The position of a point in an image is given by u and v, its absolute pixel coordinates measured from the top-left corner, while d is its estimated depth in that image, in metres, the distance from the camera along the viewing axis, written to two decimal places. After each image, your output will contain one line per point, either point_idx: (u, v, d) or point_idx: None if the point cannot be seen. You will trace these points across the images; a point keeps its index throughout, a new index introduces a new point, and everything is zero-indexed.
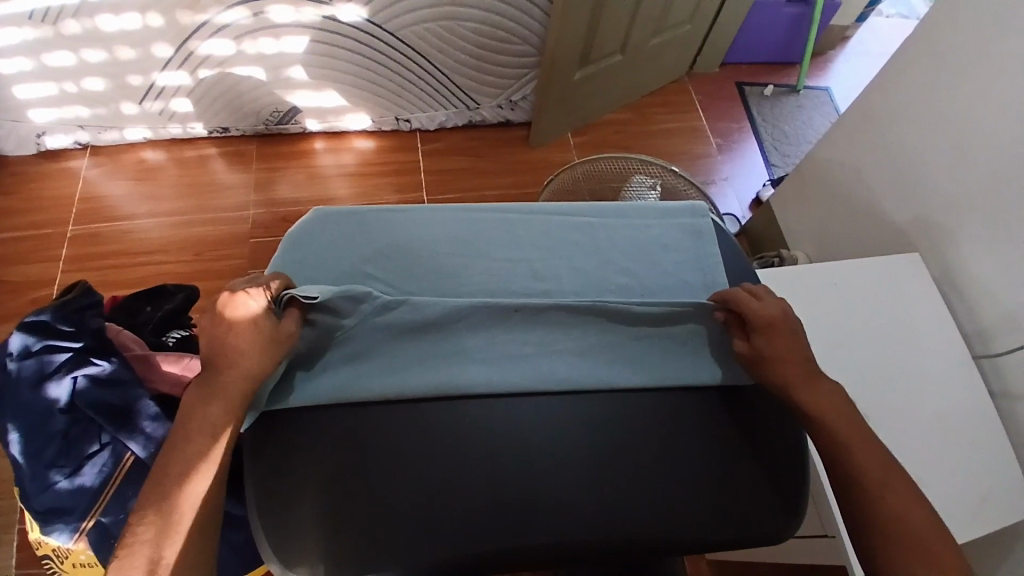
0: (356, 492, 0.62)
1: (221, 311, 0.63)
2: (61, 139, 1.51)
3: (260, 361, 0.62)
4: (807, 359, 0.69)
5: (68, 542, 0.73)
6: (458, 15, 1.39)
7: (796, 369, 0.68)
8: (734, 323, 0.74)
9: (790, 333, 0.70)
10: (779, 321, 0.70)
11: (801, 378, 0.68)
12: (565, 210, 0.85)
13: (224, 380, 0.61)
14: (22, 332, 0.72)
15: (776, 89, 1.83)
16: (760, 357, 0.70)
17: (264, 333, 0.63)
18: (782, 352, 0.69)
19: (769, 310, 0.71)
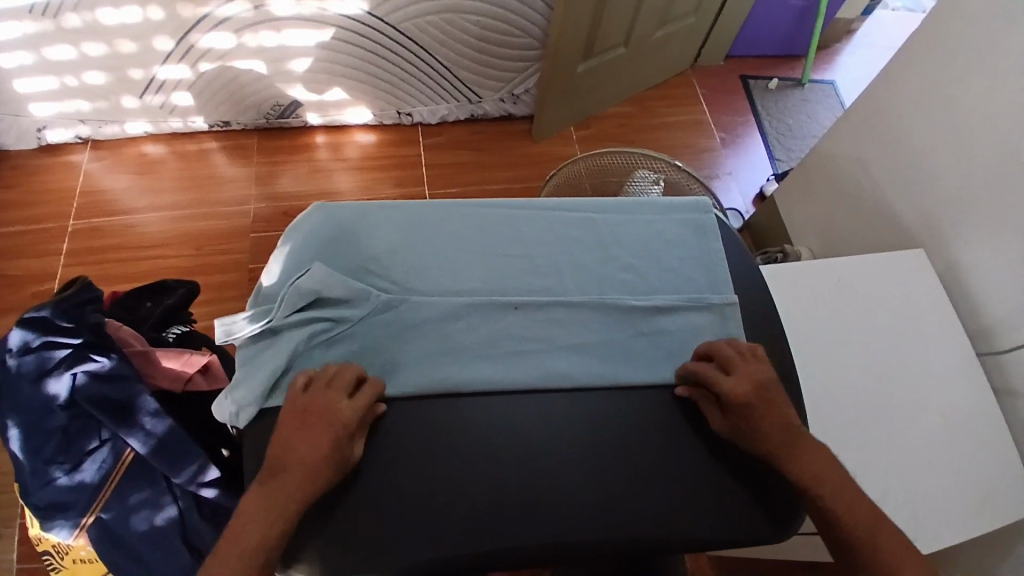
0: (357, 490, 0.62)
1: (312, 411, 0.61)
2: (62, 133, 1.50)
3: (326, 482, 0.59)
4: (788, 428, 0.64)
5: (68, 538, 0.73)
6: (460, 7, 1.37)
7: (775, 440, 0.63)
8: (705, 398, 0.69)
9: (768, 407, 0.64)
10: (755, 396, 0.65)
11: (785, 448, 0.63)
12: (568, 202, 0.84)
13: (286, 487, 0.57)
14: (21, 327, 0.72)
15: (781, 83, 1.81)
16: (740, 433, 0.65)
17: (339, 454, 0.60)
18: (762, 429, 0.64)
19: (742, 384, 0.65)
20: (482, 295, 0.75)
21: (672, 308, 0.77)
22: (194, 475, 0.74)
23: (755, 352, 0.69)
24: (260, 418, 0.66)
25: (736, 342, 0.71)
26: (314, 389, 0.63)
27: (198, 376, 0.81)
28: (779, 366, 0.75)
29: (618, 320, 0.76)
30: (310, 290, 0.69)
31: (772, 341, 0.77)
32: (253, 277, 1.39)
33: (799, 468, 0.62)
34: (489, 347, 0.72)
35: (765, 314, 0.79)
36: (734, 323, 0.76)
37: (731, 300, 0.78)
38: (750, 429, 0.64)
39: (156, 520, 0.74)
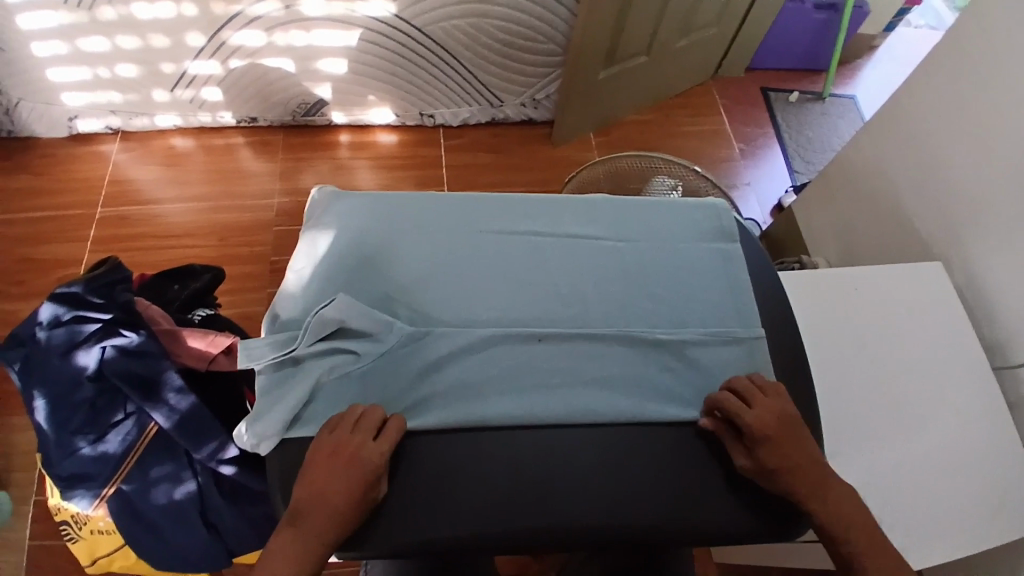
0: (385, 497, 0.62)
1: (337, 456, 0.60)
2: (92, 124, 1.55)
3: (349, 526, 0.58)
4: (818, 467, 0.63)
5: (88, 508, 0.75)
6: (485, 12, 1.39)
7: (801, 476, 0.62)
8: (729, 435, 0.66)
9: (789, 444, 0.63)
10: (779, 432, 0.63)
11: (812, 486, 0.62)
12: (595, 225, 0.79)
13: (311, 534, 0.57)
14: (52, 302, 0.74)
15: (801, 96, 1.82)
16: (765, 472, 0.63)
17: (366, 495, 0.59)
18: (786, 464, 0.62)
19: (766, 419, 0.64)
20: (497, 300, 0.72)
21: (694, 315, 0.74)
22: (213, 451, 0.76)
23: (781, 386, 0.68)
24: (283, 447, 0.64)
25: (765, 377, 0.69)
26: (340, 431, 0.62)
27: (222, 357, 0.81)
28: (794, 368, 0.75)
29: (645, 354, 0.72)
30: (333, 320, 0.67)
31: (789, 341, 0.76)
32: (274, 269, 1.41)
33: (821, 506, 0.61)
34: (504, 358, 0.70)
35: (783, 313, 0.78)
36: (762, 357, 0.73)
37: (759, 334, 0.74)
38: (776, 464, 0.62)
39: (175, 494, 0.77)
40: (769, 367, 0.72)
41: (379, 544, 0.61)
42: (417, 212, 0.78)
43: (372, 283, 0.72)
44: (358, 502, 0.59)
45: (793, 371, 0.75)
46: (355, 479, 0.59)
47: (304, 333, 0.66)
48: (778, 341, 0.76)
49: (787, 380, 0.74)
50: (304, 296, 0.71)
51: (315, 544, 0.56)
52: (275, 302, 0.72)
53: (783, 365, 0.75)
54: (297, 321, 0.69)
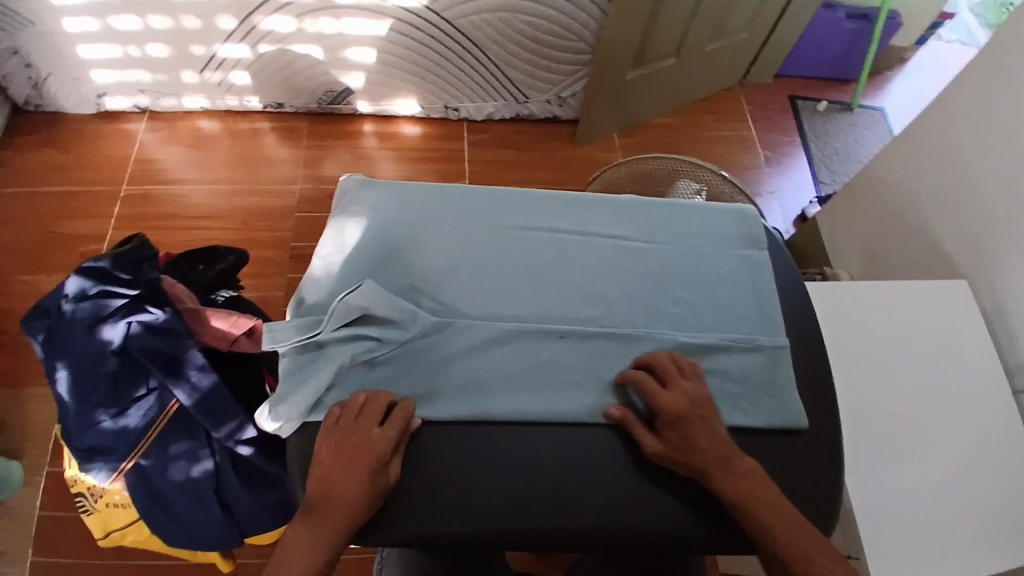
0: (396, 485, 0.62)
1: (343, 446, 0.60)
2: (121, 102, 1.56)
3: (363, 515, 0.59)
4: (724, 445, 0.63)
5: (105, 481, 0.77)
6: (515, 7, 1.39)
7: (710, 455, 0.62)
8: (636, 419, 0.65)
9: (697, 425, 0.63)
10: (687, 412, 0.64)
11: (719, 464, 0.62)
12: (620, 225, 0.78)
13: (326, 524, 0.58)
14: (79, 276, 0.74)
15: (830, 105, 1.80)
16: (675, 450, 0.63)
17: (375, 483, 0.59)
18: (695, 444, 0.62)
19: (679, 400, 0.64)
20: (521, 296, 0.72)
21: (720, 321, 0.74)
22: (232, 432, 0.77)
23: (697, 365, 0.69)
24: (303, 431, 0.65)
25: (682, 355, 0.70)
26: (344, 420, 0.62)
27: (244, 338, 0.81)
28: (817, 379, 0.74)
29: None
30: (357, 307, 0.67)
31: (813, 352, 0.75)
32: (293, 255, 1.42)
33: (733, 483, 0.61)
34: (526, 353, 0.70)
35: (808, 323, 0.77)
36: (784, 367, 0.72)
37: (783, 344, 0.73)
38: (681, 441, 0.63)
39: (192, 471, 0.78)
40: (793, 381, 0.72)
41: (397, 530, 0.61)
42: (444, 204, 0.78)
43: (397, 272, 0.72)
44: (369, 490, 0.59)
45: (816, 382, 0.74)
46: (363, 468, 0.59)
47: (329, 318, 0.67)
48: (802, 351, 0.75)
49: (808, 391, 0.73)
50: (330, 282, 0.71)
51: (329, 533, 0.58)
52: (300, 285, 0.72)
53: (806, 376, 0.74)
54: (322, 306, 0.69)
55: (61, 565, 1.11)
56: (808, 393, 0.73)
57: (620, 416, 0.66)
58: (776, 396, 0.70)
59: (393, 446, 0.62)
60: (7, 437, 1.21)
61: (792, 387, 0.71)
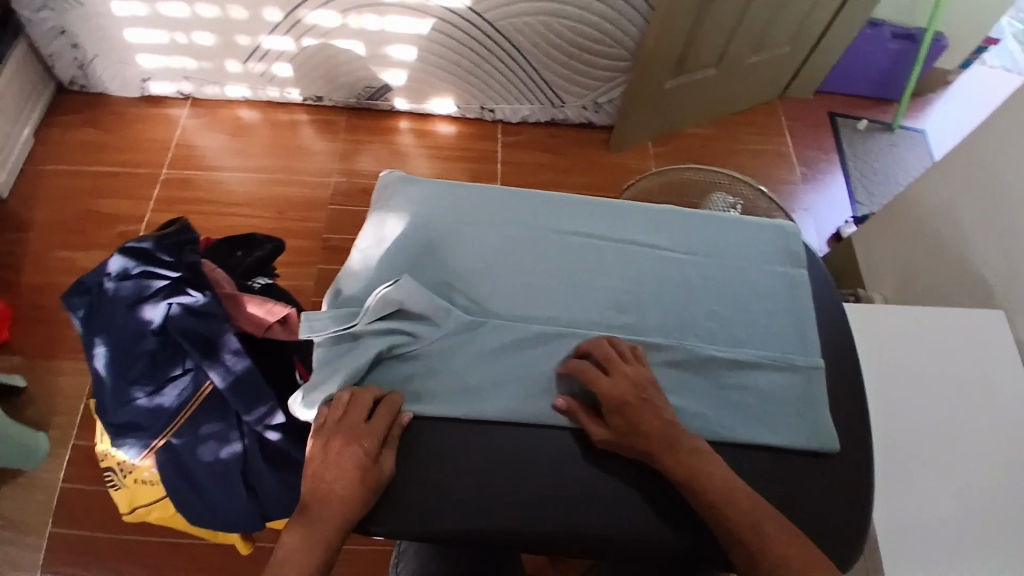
0: (391, 479, 0.62)
1: (333, 445, 0.61)
2: (166, 87, 1.60)
3: (358, 511, 0.59)
4: (672, 429, 0.63)
5: (136, 457, 0.78)
6: (558, 11, 1.39)
7: (655, 437, 0.62)
8: (581, 408, 0.66)
9: (638, 407, 0.63)
10: (631, 399, 0.64)
11: (666, 447, 0.62)
12: (657, 233, 0.78)
13: (321, 521, 0.59)
14: (122, 256, 0.77)
15: (870, 125, 1.77)
16: (622, 438, 0.63)
17: (366, 478, 0.60)
18: (641, 428, 0.62)
19: (620, 386, 0.64)
20: (556, 298, 0.73)
21: (753, 336, 0.73)
22: (262, 416, 0.78)
23: (640, 351, 0.69)
24: None
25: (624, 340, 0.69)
26: (331, 418, 0.63)
27: (278, 326, 0.82)
28: (850, 402, 0.73)
29: (701, 369, 0.71)
30: (393, 301, 0.68)
31: (848, 374, 0.74)
32: (325, 246, 1.44)
33: (682, 463, 0.61)
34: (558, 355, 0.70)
35: (843, 344, 0.76)
36: (818, 389, 0.71)
37: (818, 364, 0.72)
38: (628, 428, 0.63)
39: (220, 453, 0.79)
40: (827, 403, 0.71)
41: (424, 525, 0.61)
42: (484, 203, 0.78)
43: (435, 268, 0.73)
44: (360, 484, 0.59)
45: (849, 404, 0.73)
46: (352, 463, 0.60)
47: (365, 310, 0.67)
48: (835, 371, 0.74)
49: (841, 413, 0.72)
50: (368, 275, 0.72)
51: (324, 531, 0.59)
52: (339, 275, 0.74)
53: (839, 398, 0.73)
54: (359, 297, 0.71)
55: (84, 536, 1.13)
56: (840, 415, 0.72)
57: (564, 405, 0.66)
58: (809, 417, 0.69)
59: (382, 440, 0.62)
60: (36, 408, 1.24)
61: (825, 408, 0.70)
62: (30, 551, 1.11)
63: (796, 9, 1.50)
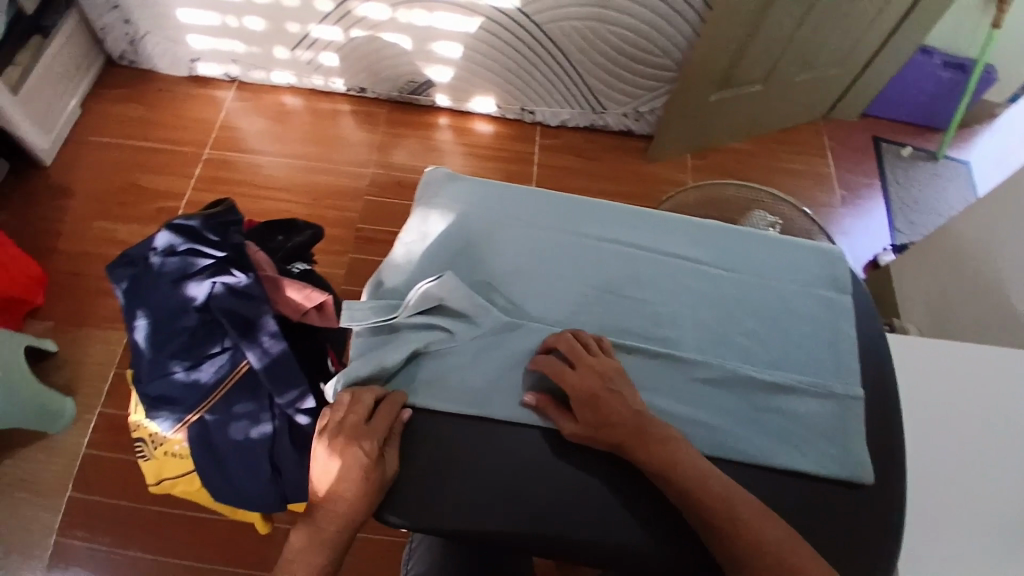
0: (396, 477, 0.62)
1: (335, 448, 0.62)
2: (213, 69, 1.62)
3: (363, 509, 0.61)
4: (641, 420, 0.63)
5: (169, 430, 0.80)
6: (607, 18, 1.38)
7: (623, 429, 0.62)
8: (552, 403, 0.66)
9: (605, 398, 0.64)
10: (599, 392, 0.64)
11: (634, 439, 0.62)
12: (697, 248, 0.78)
13: (328, 521, 0.62)
14: (169, 231, 0.79)
15: (914, 152, 1.74)
16: (591, 431, 0.63)
17: (369, 478, 0.60)
18: (610, 420, 0.63)
19: (587, 379, 0.64)
20: (593, 305, 0.73)
21: (790, 359, 0.73)
22: (293, 400, 0.80)
23: (610, 344, 0.69)
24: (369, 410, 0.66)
25: (591, 333, 0.69)
26: (333, 421, 0.64)
27: (313, 311, 0.84)
28: (885, 434, 0.71)
29: (736, 388, 0.70)
30: (434, 296, 0.68)
31: (884, 406, 0.73)
32: (358, 236, 1.45)
33: (664, 456, 0.61)
34: None
35: (882, 375, 0.75)
36: (854, 419, 0.70)
37: (856, 394, 0.71)
38: (596, 422, 0.63)
39: (250, 432, 0.80)
40: (862, 433, 0.70)
41: (455, 520, 0.61)
42: (526, 205, 0.78)
43: (475, 266, 0.73)
44: (363, 484, 0.60)
45: (885, 436, 0.71)
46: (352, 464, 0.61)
47: (406, 304, 0.68)
48: (872, 402, 0.73)
49: (876, 443, 0.71)
50: (410, 268, 0.73)
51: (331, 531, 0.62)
52: (381, 266, 0.75)
53: (874, 429, 0.71)
54: (400, 290, 0.72)
55: (105, 503, 1.15)
56: (874, 446, 0.70)
57: (535, 400, 0.66)
58: (842, 446, 0.68)
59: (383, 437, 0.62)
60: (66, 373, 1.27)
61: (860, 438, 0.69)
62: (53, 511, 1.14)
63: (849, 30, 1.47)
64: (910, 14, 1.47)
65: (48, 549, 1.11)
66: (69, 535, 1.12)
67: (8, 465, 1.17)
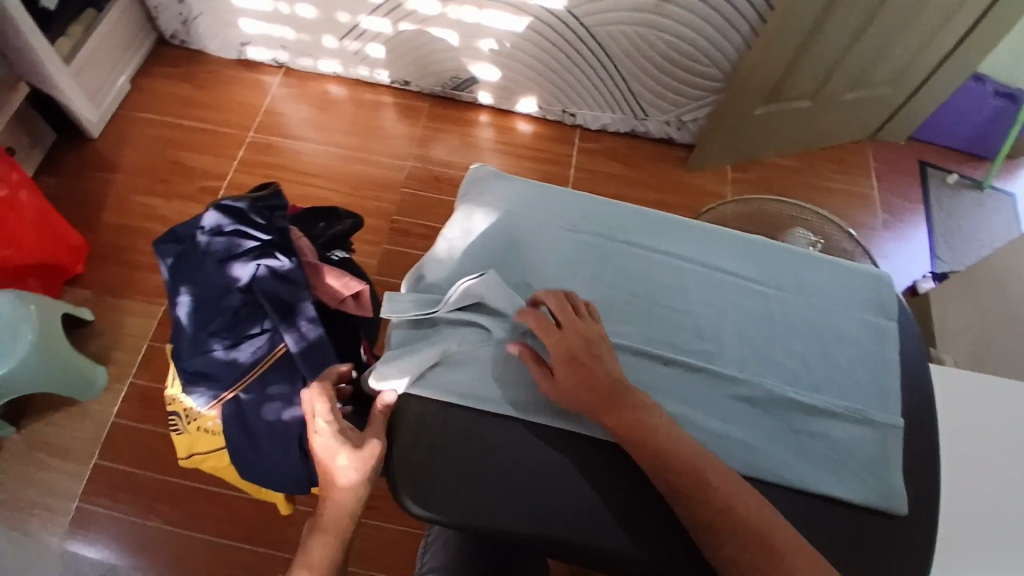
0: (424, 465, 0.63)
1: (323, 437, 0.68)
2: (262, 54, 1.65)
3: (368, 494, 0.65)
4: (616, 388, 0.62)
5: (204, 406, 0.81)
6: (657, 24, 1.37)
7: (596, 392, 0.62)
8: (533, 358, 0.66)
9: (583, 362, 0.63)
10: (580, 355, 0.64)
11: (608, 407, 0.61)
12: (742, 264, 0.78)
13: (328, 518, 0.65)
14: (217, 212, 0.81)
15: (960, 179, 1.69)
16: (564, 391, 0.63)
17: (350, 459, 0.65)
18: (586, 384, 0.62)
19: (568, 341, 0.64)
20: (633, 313, 0.73)
21: (828, 382, 0.72)
22: None
23: (596, 312, 0.68)
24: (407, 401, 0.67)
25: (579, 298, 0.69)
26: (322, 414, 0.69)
27: (350, 300, 0.86)
28: (923, 465, 0.70)
29: (772, 408, 0.70)
30: (473, 294, 0.69)
31: (925, 437, 0.71)
32: (393, 228, 1.47)
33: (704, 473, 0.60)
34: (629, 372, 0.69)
35: (923, 405, 0.73)
36: (894, 447, 0.69)
37: (897, 423, 0.70)
38: (572, 384, 0.63)
39: (283, 414, 0.82)
40: (900, 463, 0.68)
41: (487, 518, 0.61)
42: (570, 209, 0.80)
43: (516, 266, 0.75)
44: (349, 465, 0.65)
45: (922, 469, 0.69)
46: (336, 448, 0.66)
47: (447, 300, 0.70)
48: (911, 432, 0.71)
49: (912, 476, 0.69)
50: (452, 265, 0.75)
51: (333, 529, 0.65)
52: (423, 260, 0.77)
53: (912, 460, 0.70)
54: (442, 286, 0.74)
55: (132, 472, 1.18)
56: (911, 477, 0.69)
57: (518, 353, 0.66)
58: (878, 474, 0.67)
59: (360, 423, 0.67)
60: (101, 342, 1.30)
61: (898, 468, 0.68)
62: (80, 475, 1.17)
63: (904, 50, 1.44)
64: (970, 37, 1.43)
65: (73, 512, 1.14)
66: (95, 500, 1.15)
67: (41, 427, 1.21)
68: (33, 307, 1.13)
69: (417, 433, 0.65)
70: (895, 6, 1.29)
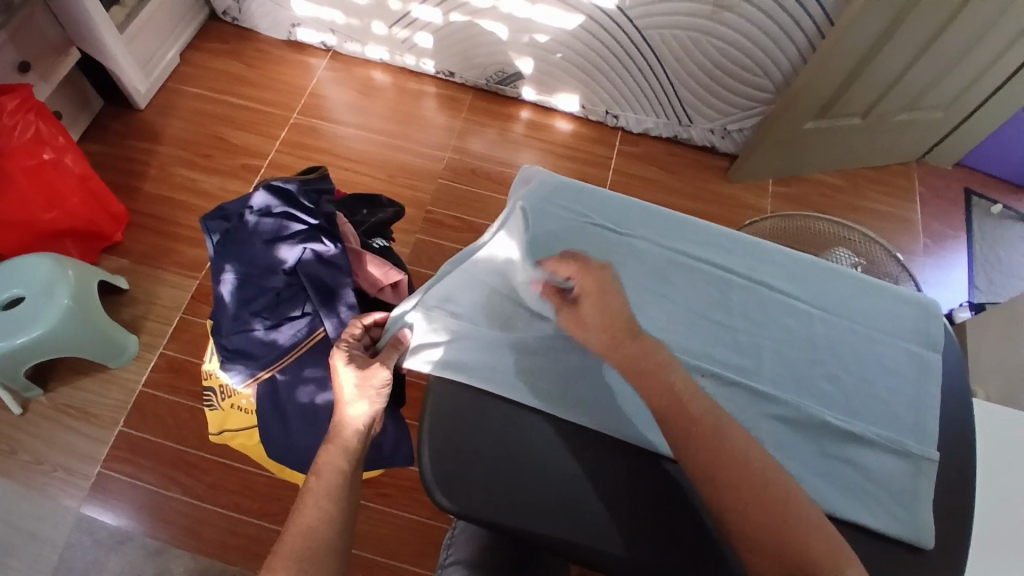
0: (438, 447, 0.64)
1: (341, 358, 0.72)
2: (311, 36, 1.66)
3: (359, 450, 0.69)
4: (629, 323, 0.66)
5: (239, 384, 0.82)
6: (712, 31, 1.35)
7: (627, 319, 0.66)
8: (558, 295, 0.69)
9: (613, 292, 0.67)
10: (596, 291, 0.67)
11: (628, 329, 0.65)
12: (791, 282, 0.77)
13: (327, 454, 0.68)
14: (267, 193, 0.83)
15: (1005, 210, 1.65)
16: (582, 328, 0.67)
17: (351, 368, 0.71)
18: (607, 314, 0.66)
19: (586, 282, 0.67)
20: (675, 320, 0.74)
21: (866, 412, 0.71)
22: None
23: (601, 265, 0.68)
24: (445, 396, 0.68)
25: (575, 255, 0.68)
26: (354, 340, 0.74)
27: (389, 289, 0.87)
28: (959, 505, 0.67)
29: (804, 431, 0.69)
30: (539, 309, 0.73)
31: (963, 476, 0.69)
32: (426, 218, 1.47)
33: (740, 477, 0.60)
34: None
35: (962, 441, 0.71)
36: (928, 482, 0.67)
37: (933, 456, 0.68)
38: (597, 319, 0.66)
39: (316, 398, 0.83)
40: (931, 498, 0.66)
41: (511, 520, 0.60)
42: (619, 215, 0.81)
43: None
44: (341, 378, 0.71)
45: (959, 507, 0.67)
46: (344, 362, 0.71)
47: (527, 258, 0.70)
48: (948, 468, 0.69)
49: (946, 513, 0.67)
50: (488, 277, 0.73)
51: (335, 473, 0.66)
52: (463, 251, 0.72)
53: (947, 497, 0.68)
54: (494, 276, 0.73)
55: (156, 441, 1.21)
56: (944, 515, 0.67)
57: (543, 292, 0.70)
58: (908, 506, 0.66)
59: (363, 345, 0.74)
60: (134, 310, 1.32)
61: (929, 502, 0.66)
62: (106, 439, 1.20)
63: (964, 73, 1.39)
64: None
65: (96, 475, 1.17)
66: (118, 466, 1.18)
67: (70, 389, 1.24)
68: (71, 272, 1.15)
69: (448, 431, 0.66)
70: (961, 29, 1.25)
